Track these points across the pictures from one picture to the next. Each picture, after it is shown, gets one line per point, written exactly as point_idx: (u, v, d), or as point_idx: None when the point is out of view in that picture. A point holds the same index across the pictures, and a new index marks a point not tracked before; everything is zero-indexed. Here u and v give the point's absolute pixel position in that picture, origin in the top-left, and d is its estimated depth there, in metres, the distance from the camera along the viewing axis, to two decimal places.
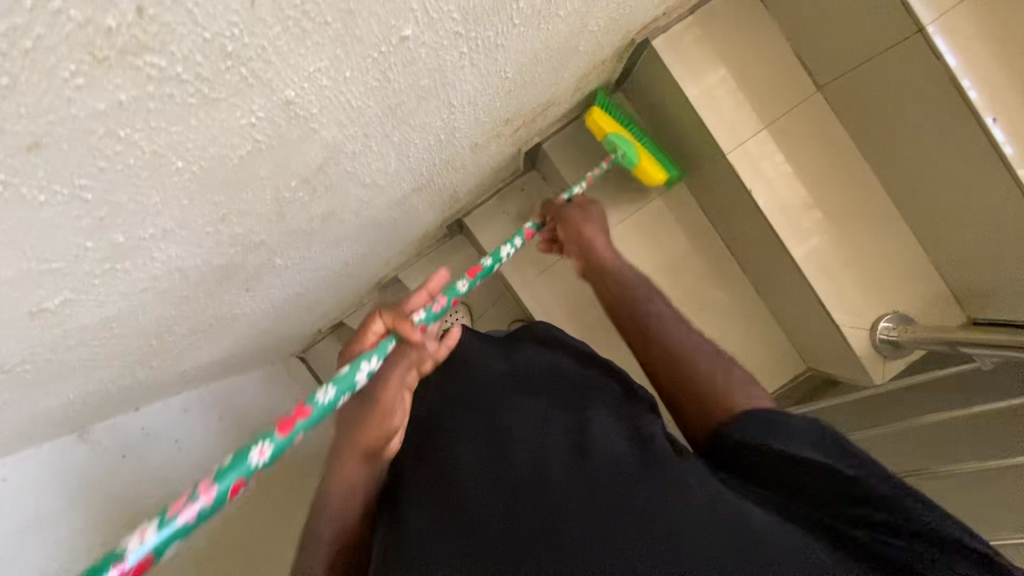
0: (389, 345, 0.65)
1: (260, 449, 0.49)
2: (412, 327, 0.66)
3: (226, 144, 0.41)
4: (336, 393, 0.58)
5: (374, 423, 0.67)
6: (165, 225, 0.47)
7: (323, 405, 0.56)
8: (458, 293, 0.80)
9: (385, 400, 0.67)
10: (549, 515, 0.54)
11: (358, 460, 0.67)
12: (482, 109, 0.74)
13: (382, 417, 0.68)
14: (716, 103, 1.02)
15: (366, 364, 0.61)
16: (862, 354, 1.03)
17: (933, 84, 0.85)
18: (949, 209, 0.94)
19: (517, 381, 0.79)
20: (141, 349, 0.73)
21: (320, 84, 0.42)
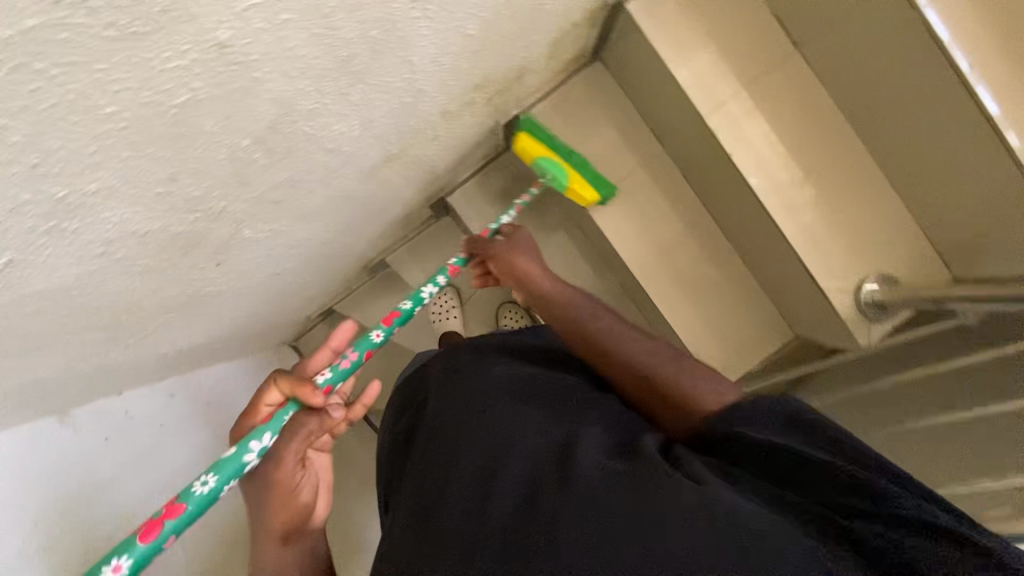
0: (286, 415, 0.60)
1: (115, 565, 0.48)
2: (311, 391, 0.60)
3: (160, 89, 0.40)
4: (215, 482, 0.54)
5: (283, 505, 0.59)
6: (108, 181, 0.46)
7: (201, 501, 0.53)
8: (370, 344, 0.77)
9: (285, 477, 0.59)
10: (546, 520, 0.49)
11: (279, 545, 0.59)
12: (447, 71, 0.72)
13: (289, 496, 0.60)
14: (693, 67, 1.01)
15: (256, 442, 0.57)
16: (847, 318, 1.02)
17: (908, 35, 0.83)
18: (931, 166, 0.93)
19: (510, 381, 0.70)
20: (110, 325, 0.72)
21: (255, 26, 0.41)
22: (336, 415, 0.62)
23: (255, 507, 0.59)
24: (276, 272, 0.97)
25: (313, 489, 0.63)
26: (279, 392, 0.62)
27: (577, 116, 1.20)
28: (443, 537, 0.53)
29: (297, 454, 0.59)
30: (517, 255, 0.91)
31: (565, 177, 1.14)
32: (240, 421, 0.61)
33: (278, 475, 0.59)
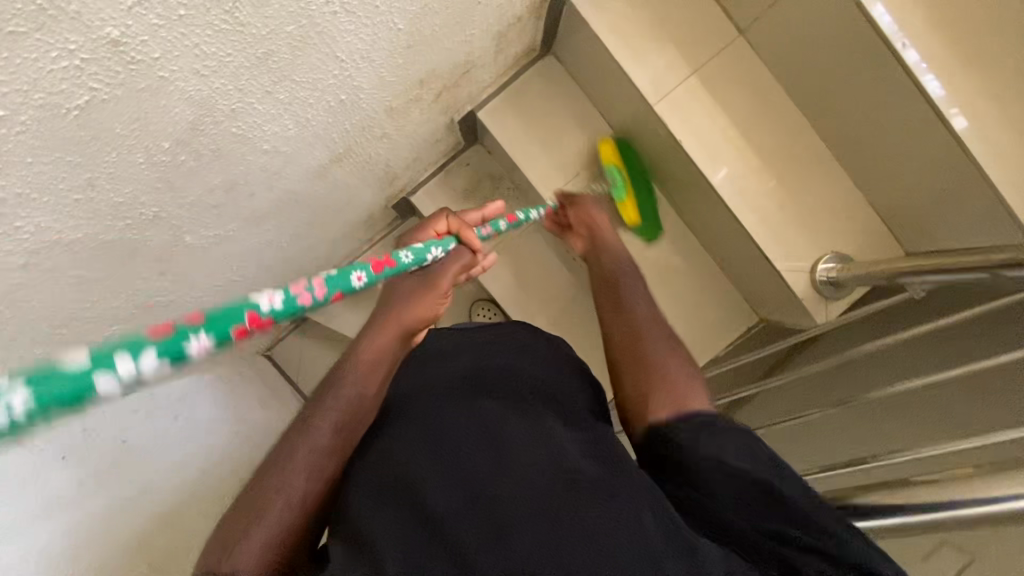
0: (450, 242, 0.77)
1: (270, 296, 0.51)
2: (474, 234, 0.79)
3: (53, 91, 0.40)
4: (411, 260, 0.70)
5: (420, 303, 0.73)
6: (15, 189, 0.45)
7: (372, 279, 0.62)
8: (499, 227, 0.87)
9: (441, 284, 0.74)
10: (504, 521, 0.51)
11: (398, 330, 0.71)
12: (382, 67, 0.72)
13: (433, 299, 0.74)
14: (640, 54, 1.01)
15: (435, 249, 0.73)
16: (805, 297, 1.03)
17: (843, 13, 0.84)
18: (876, 142, 0.94)
19: (469, 367, 0.70)
20: (51, 340, 0.71)
21: (149, 23, 0.41)
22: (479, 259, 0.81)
23: (407, 291, 0.73)
24: (232, 279, 0.96)
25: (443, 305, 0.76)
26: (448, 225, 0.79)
27: (533, 110, 1.20)
28: (400, 532, 0.53)
29: (453, 273, 0.76)
30: (598, 215, 0.96)
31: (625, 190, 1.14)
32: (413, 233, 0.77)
33: (437, 282, 0.74)
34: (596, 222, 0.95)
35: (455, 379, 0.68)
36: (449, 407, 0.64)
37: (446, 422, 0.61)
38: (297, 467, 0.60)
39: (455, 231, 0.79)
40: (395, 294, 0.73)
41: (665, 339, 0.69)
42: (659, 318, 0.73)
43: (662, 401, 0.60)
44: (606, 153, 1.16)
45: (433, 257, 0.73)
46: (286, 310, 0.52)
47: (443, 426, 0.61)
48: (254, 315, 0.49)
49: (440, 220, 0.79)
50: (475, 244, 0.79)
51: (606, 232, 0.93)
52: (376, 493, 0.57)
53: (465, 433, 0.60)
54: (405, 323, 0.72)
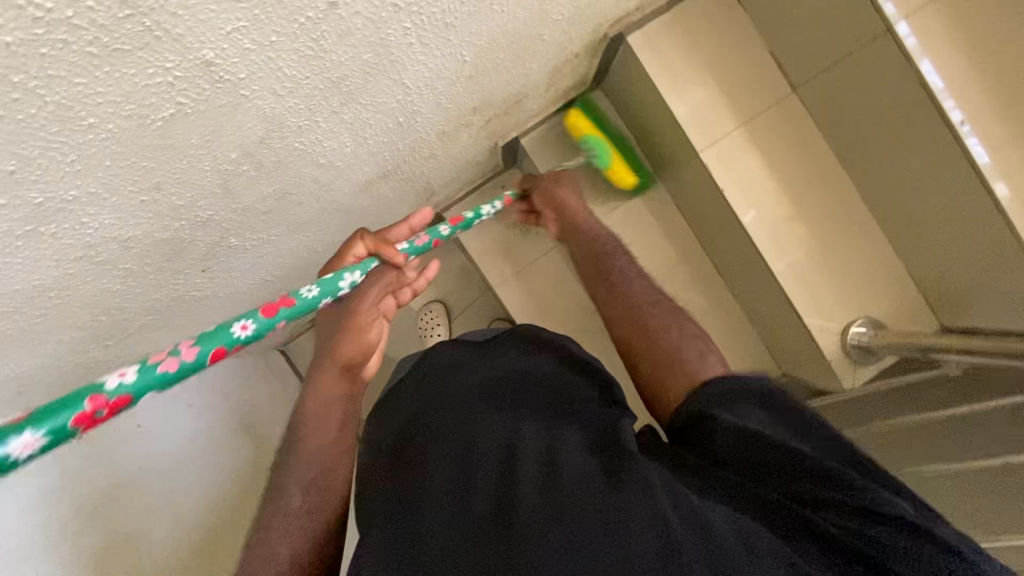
0: (370, 266, 0.69)
1: (170, 359, 0.48)
2: (396, 251, 0.70)
3: (142, 104, 0.41)
4: (317, 292, 0.62)
5: (352, 331, 0.65)
6: (89, 189, 0.46)
7: (308, 299, 0.61)
8: (439, 235, 0.82)
9: (361, 311, 0.66)
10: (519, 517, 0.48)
11: (339, 370, 0.65)
12: (442, 94, 0.73)
13: (360, 330, 0.66)
14: (691, 100, 1.02)
15: (347, 275, 0.65)
16: (833, 358, 1.02)
17: (901, 83, 0.84)
18: (920, 212, 0.93)
19: (493, 373, 0.68)
20: (89, 326, 0.72)
21: (242, 47, 0.42)
22: (407, 274, 0.73)
23: (330, 331, 0.66)
24: (265, 279, 0.97)
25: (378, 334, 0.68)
26: (365, 247, 0.70)
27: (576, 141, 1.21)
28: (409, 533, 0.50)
29: (379, 293, 0.68)
30: (568, 194, 0.92)
31: (608, 156, 1.14)
32: (324, 265, 0.69)
33: (357, 312, 0.66)
34: (564, 206, 0.91)
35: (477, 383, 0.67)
36: (470, 409, 0.62)
37: (467, 423, 0.60)
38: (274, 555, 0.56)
39: (375, 250, 0.70)
40: (322, 333, 0.67)
41: (664, 316, 0.70)
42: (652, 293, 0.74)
43: (678, 383, 0.62)
44: (575, 122, 1.15)
45: (349, 282, 0.65)
46: (138, 385, 0.45)
47: (464, 427, 0.60)
48: (98, 397, 0.43)
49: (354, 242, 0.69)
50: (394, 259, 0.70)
51: (578, 212, 0.90)
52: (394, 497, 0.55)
53: (481, 433, 0.58)
54: (346, 361, 0.65)
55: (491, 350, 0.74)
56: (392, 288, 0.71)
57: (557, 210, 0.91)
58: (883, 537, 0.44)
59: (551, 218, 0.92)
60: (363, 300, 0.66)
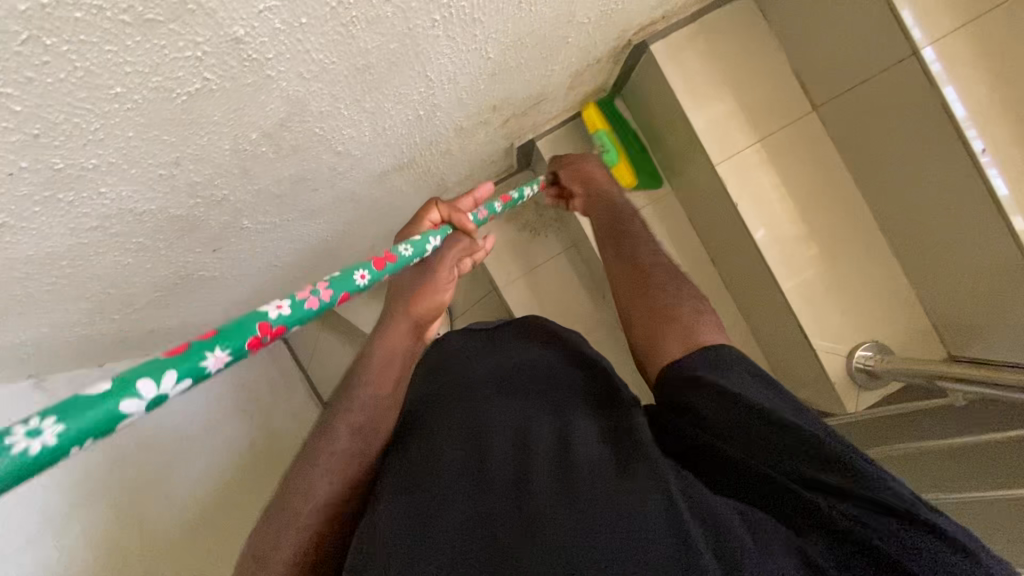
0: (447, 230, 0.75)
1: (277, 305, 0.46)
2: (467, 219, 0.77)
3: (170, 77, 0.41)
4: (411, 252, 0.67)
5: (426, 292, 0.73)
6: (109, 158, 0.46)
7: (404, 256, 0.65)
8: (492, 210, 0.84)
9: (440, 274, 0.73)
10: (533, 513, 0.46)
11: (411, 325, 0.72)
12: (464, 90, 0.73)
13: (435, 288, 0.73)
14: (710, 113, 1.02)
15: (433, 239, 0.71)
16: (837, 381, 1.01)
17: (924, 108, 0.84)
18: (934, 238, 0.93)
19: (505, 366, 0.67)
20: (97, 298, 0.72)
21: (273, 27, 0.42)
22: (476, 244, 0.80)
23: (405, 288, 0.73)
24: (273, 264, 0.97)
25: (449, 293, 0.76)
26: (439, 215, 0.77)
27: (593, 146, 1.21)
28: (404, 519, 0.49)
29: (453, 260, 0.75)
30: (599, 172, 0.93)
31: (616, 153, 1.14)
32: (406, 227, 0.75)
33: (436, 270, 0.73)
34: (595, 181, 0.92)
35: (484, 375, 0.65)
36: (477, 400, 0.61)
37: (472, 414, 0.59)
38: (315, 503, 0.57)
39: (448, 218, 0.77)
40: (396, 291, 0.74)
41: (681, 292, 0.63)
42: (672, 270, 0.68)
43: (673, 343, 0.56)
44: (593, 117, 1.16)
45: (433, 245, 0.71)
46: (295, 318, 0.47)
47: (469, 419, 0.58)
48: (265, 324, 0.44)
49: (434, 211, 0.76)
50: (470, 228, 0.77)
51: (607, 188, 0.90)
52: (391, 486, 0.54)
53: (488, 424, 0.57)
54: (416, 318, 0.73)
55: (499, 345, 0.73)
56: (466, 255, 0.78)
57: (589, 188, 0.92)
58: (881, 530, 0.41)
59: (582, 197, 0.93)
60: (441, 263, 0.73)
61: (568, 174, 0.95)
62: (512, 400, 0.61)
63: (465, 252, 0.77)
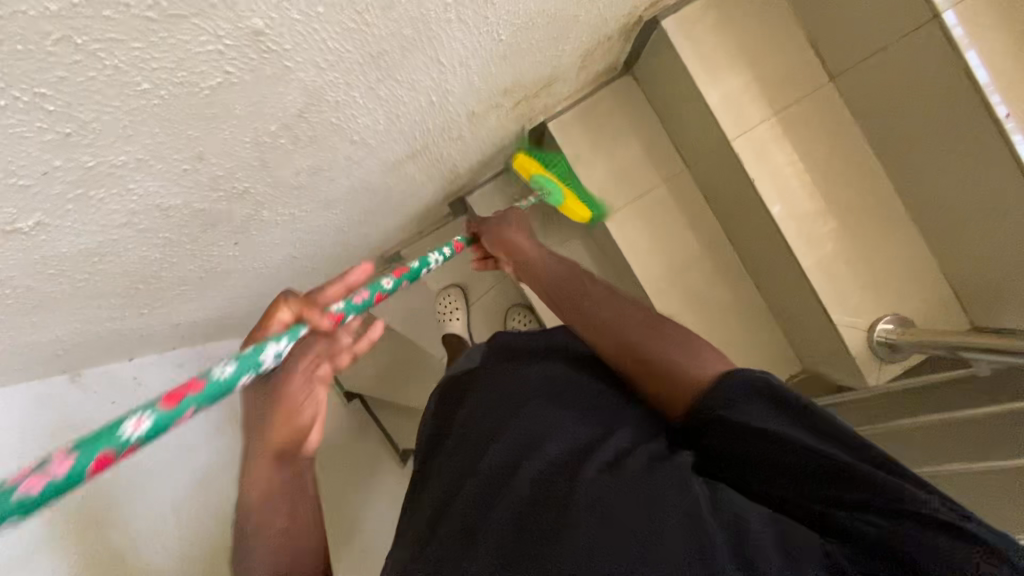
0: (301, 331, 0.55)
1: (228, 362, 0.46)
2: (318, 314, 0.56)
3: (194, 71, 0.42)
4: (236, 370, 0.46)
5: (281, 417, 0.55)
6: (137, 154, 0.47)
7: (220, 382, 0.45)
8: (380, 287, 0.70)
9: (292, 391, 0.55)
10: (551, 524, 0.50)
11: (271, 458, 0.55)
12: (476, 73, 0.73)
13: (290, 415, 0.55)
14: (724, 87, 1.00)
15: (273, 344, 0.50)
16: (857, 355, 1.00)
17: (945, 75, 0.82)
18: (956, 208, 0.91)
19: (539, 375, 0.68)
20: (126, 293, 0.74)
21: (291, 17, 0.43)
22: (341, 341, 0.60)
23: (253, 418, 0.55)
24: (292, 256, 0.99)
25: (314, 410, 0.57)
26: (292, 311, 0.56)
27: (604, 126, 1.20)
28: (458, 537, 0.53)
29: (307, 370, 0.56)
30: (516, 232, 0.91)
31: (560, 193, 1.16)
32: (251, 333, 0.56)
33: (283, 390, 0.54)
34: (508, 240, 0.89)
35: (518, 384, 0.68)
36: (515, 410, 0.64)
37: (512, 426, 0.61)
38: None
39: (301, 315, 0.56)
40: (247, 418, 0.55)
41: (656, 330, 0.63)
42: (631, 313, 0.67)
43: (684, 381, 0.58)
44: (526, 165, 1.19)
45: (272, 358, 0.50)
46: (76, 470, 0.36)
47: (509, 430, 0.61)
48: (55, 465, 0.35)
49: (279, 309, 0.55)
50: (325, 326, 0.57)
51: (521, 246, 0.88)
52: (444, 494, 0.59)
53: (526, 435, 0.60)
54: (276, 448, 0.55)
55: (530, 352, 0.73)
56: (326, 356, 0.58)
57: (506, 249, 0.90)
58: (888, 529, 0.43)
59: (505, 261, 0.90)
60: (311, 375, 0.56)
61: (490, 241, 0.92)
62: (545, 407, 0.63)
63: (321, 353, 0.57)
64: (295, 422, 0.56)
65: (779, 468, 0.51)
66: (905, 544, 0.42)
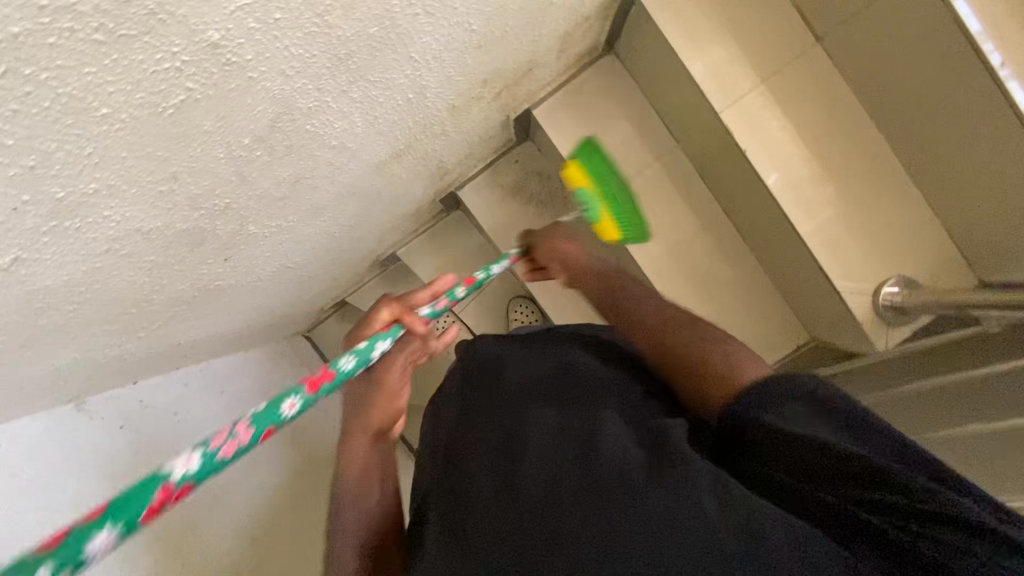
0: (398, 332, 0.63)
1: (292, 400, 0.49)
2: (417, 317, 0.65)
3: (154, 91, 0.41)
4: (353, 364, 0.58)
5: (381, 398, 0.66)
6: (109, 181, 0.46)
7: (286, 417, 0.48)
8: (454, 297, 0.73)
9: (389, 377, 0.67)
10: (559, 529, 0.47)
11: (368, 439, 0.65)
12: (451, 66, 0.72)
13: (389, 398, 0.67)
14: (708, 58, 0.98)
15: (381, 343, 0.61)
16: (864, 320, 0.99)
17: (935, 26, 0.79)
18: (955, 162, 0.89)
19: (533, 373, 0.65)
20: (121, 319, 0.73)
21: (248, 26, 0.41)
22: (431, 341, 0.71)
23: (358, 398, 0.66)
24: (285, 267, 0.98)
25: (405, 393, 0.69)
26: (389, 313, 0.65)
27: (591, 108, 1.18)
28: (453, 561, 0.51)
29: (402, 363, 0.68)
30: (567, 241, 0.87)
31: (597, 210, 0.99)
32: (354, 332, 0.66)
33: (383, 379, 0.67)
34: (566, 255, 0.86)
35: (505, 391, 0.65)
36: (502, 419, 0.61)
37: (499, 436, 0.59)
38: None
39: (398, 317, 0.65)
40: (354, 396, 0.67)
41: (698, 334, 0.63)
42: (694, 330, 0.65)
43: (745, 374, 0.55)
44: (574, 173, 1.00)
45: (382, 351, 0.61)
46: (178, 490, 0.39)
47: (496, 441, 0.58)
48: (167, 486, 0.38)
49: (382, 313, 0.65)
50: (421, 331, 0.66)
51: (580, 259, 0.85)
52: (444, 501, 0.57)
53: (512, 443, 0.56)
54: (372, 429, 0.66)
55: (525, 353, 0.71)
56: (419, 352, 0.70)
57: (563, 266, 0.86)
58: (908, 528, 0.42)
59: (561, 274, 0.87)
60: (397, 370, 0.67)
61: (541, 249, 0.89)
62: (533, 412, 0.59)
63: (416, 350, 0.69)
64: (391, 403, 0.67)
65: (783, 462, 0.47)
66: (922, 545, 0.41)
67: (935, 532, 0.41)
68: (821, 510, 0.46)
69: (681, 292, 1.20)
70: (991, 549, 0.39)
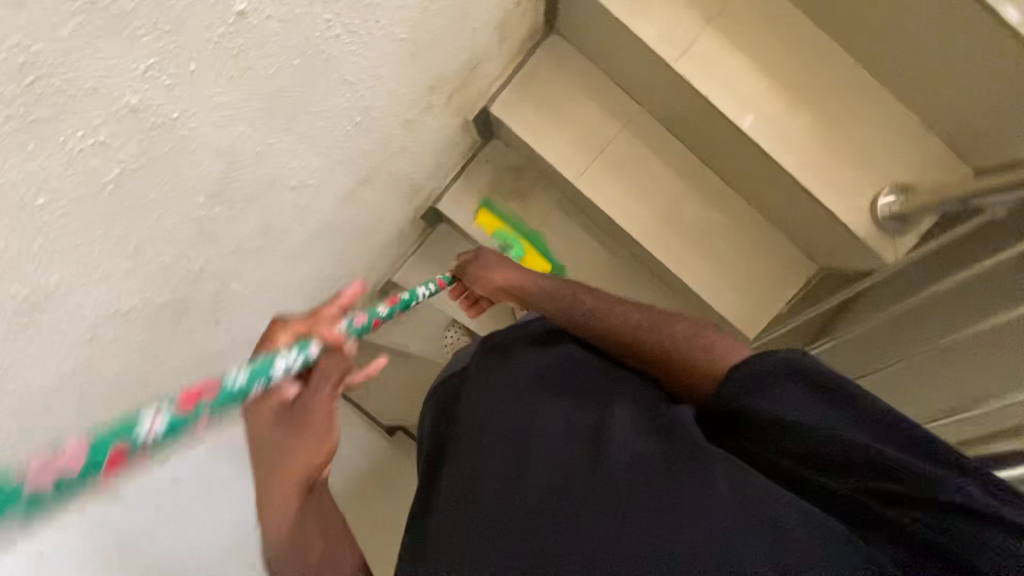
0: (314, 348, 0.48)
1: (258, 386, 0.43)
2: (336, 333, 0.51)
3: (87, 170, 0.40)
4: (249, 377, 0.42)
5: (301, 447, 0.50)
6: (70, 270, 0.46)
7: (235, 388, 0.40)
8: (379, 312, 0.64)
9: (292, 459, 0.50)
10: (559, 527, 0.49)
11: (296, 491, 0.51)
12: (392, 80, 0.71)
13: (305, 432, 0.49)
14: (649, 13, 0.96)
15: (282, 359, 0.45)
16: (868, 236, 0.96)
17: None
18: (922, 56, 0.86)
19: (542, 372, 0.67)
20: None
21: (164, 84, 0.41)
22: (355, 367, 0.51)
23: (259, 446, 0.50)
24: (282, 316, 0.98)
25: (330, 448, 0.51)
26: (292, 331, 0.52)
27: (547, 92, 1.17)
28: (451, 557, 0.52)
29: (320, 383, 0.48)
30: (501, 270, 0.86)
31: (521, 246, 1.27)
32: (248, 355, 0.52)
33: (302, 420, 0.49)
34: (502, 283, 0.85)
35: (507, 391, 0.65)
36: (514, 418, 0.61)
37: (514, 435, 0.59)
38: None
39: (302, 334, 0.52)
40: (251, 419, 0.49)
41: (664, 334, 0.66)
42: (646, 323, 0.68)
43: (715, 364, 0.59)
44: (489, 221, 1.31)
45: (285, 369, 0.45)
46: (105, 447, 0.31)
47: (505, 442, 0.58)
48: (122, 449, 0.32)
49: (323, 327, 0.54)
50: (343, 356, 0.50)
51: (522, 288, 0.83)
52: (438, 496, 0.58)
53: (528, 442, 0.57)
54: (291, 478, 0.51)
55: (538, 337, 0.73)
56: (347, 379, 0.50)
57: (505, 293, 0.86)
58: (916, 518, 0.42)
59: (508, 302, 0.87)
60: (308, 368, 0.49)
61: (480, 287, 0.88)
62: (545, 405, 0.61)
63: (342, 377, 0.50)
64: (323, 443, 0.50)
65: (793, 448, 0.50)
66: (958, 545, 0.41)
67: (952, 518, 0.41)
68: (828, 496, 0.48)
69: (679, 252, 1.17)
70: (993, 532, 0.40)
